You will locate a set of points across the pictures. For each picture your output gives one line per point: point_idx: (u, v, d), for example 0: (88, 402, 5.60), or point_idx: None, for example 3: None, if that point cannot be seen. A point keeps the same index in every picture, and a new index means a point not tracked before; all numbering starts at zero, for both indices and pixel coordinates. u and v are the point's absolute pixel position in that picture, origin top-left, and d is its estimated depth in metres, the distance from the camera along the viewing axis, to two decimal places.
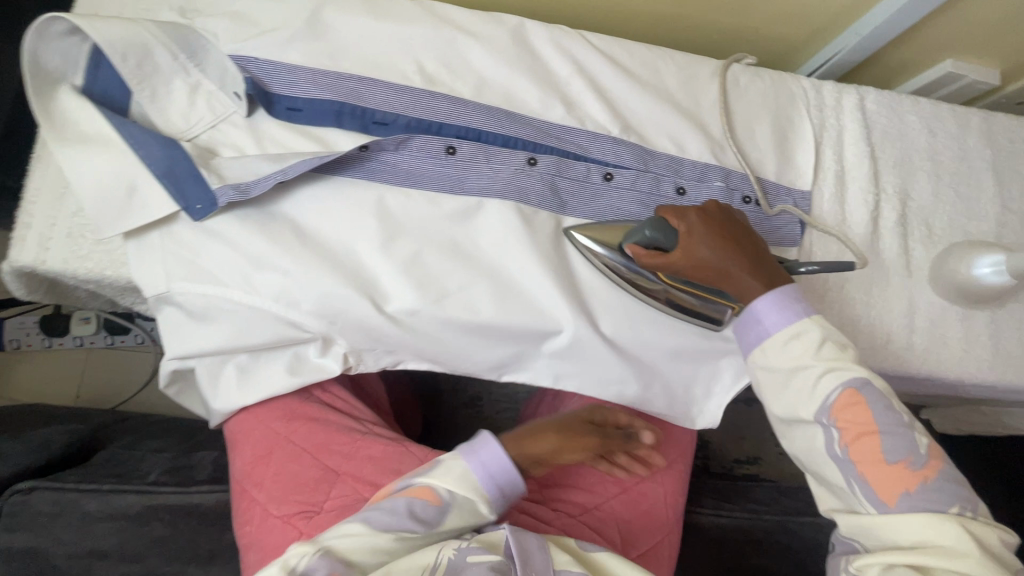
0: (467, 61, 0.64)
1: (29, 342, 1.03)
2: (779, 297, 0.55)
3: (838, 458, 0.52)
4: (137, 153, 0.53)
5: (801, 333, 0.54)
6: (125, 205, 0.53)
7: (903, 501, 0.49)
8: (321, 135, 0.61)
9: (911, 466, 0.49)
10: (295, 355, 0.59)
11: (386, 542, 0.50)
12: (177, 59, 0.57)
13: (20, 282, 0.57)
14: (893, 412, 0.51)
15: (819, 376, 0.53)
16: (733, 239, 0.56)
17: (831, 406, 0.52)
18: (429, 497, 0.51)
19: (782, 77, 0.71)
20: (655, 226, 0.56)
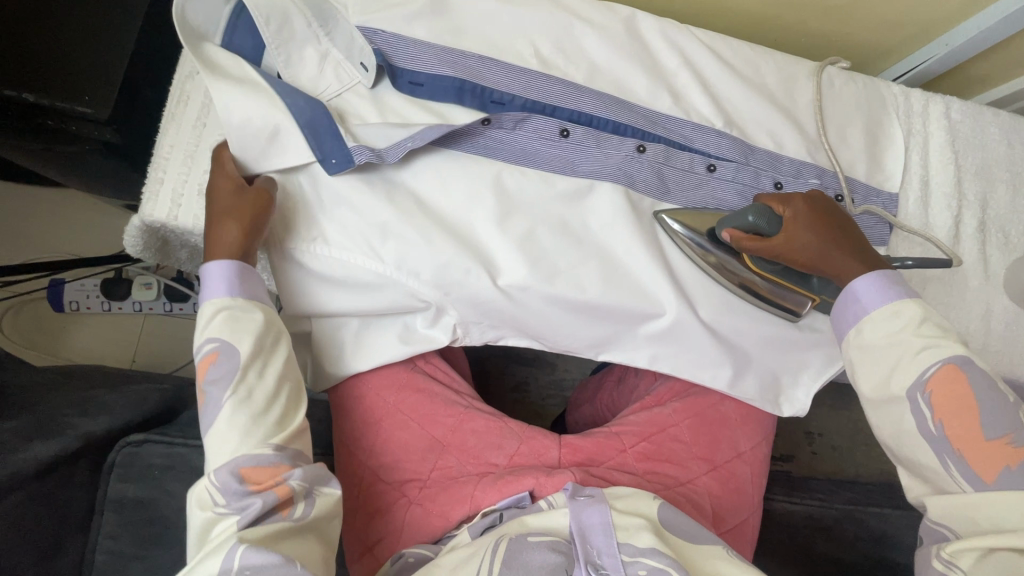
0: (581, 47, 0.66)
1: (88, 305, 1.03)
2: (873, 277, 0.55)
3: (932, 436, 0.50)
4: (284, 101, 0.54)
5: (901, 309, 0.54)
6: (268, 148, 0.55)
7: (1001, 478, 0.47)
8: (441, 110, 0.61)
9: (1013, 443, 0.48)
10: (405, 325, 0.62)
11: (259, 378, 0.50)
12: (310, 26, 0.58)
13: (142, 238, 0.59)
14: (995, 389, 0.49)
15: (918, 351, 0.51)
16: (833, 227, 0.58)
17: (927, 380, 0.51)
18: (230, 341, 0.50)
19: (873, 81, 0.73)
20: (759, 211, 0.57)
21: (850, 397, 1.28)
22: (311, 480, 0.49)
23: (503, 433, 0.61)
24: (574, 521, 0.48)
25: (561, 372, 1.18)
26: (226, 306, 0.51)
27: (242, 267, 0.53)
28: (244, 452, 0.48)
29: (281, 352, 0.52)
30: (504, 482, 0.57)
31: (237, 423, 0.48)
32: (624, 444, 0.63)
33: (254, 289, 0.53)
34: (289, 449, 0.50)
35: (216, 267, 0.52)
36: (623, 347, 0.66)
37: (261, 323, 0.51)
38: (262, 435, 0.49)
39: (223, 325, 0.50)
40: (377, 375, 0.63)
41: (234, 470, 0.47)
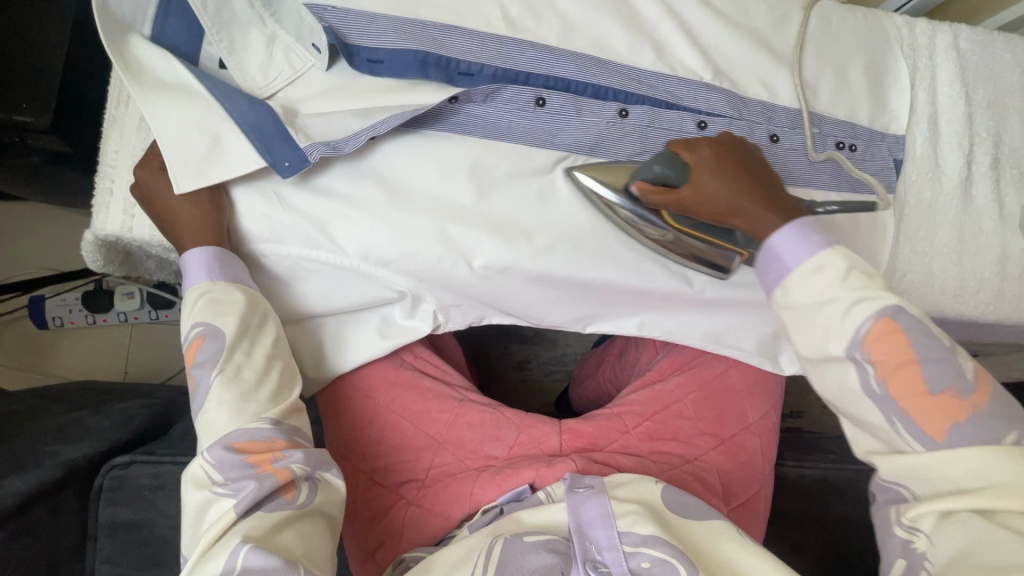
0: (551, 3, 0.60)
1: (71, 319, 1.00)
2: (789, 230, 0.47)
3: (876, 396, 0.44)
4: (223, 105, 0.49)
5: (827, 262, 0.45)
6: (205, 155, 0.49)
7: (950, 434, 0.42)
8: (406, 87, 0.57)
9: (958, 395, 0.42)
10: (383, 318, 0.58)
11: (249, 359, 0.45)
12: (254, 8, 0.53)
13: (99, 252, 0.55)
14: (935, 338, 0.43)
15: (849, 307, 0.44)
16: (746, 173, 0.51)
17: (863, 338, 0.44)
18: (213, 322, 0.45)
19: (874, 14, 0.67)
20: (665, 160, 0.52)
21: None
22: (315, 463, 0.44)
23: (501, 424, 0.59)
24: (571, 519, 0.46)
25: (563, 347, 1.16)
26: (207, 290, 0.47)
27: (220, 252, 0.48)
28: (236, 428, 0.42)
29: (269, 332, 0.48)
30: (503, 477, 0.54)
31: (227, 402, 0.43)
32: (626, 424, 0.61)
33: (237, 272, 0.49)
34: (286, 423, 0.44)
35: (192, 252, 0.47)
36: (615, 318, 0.63)
37: (243, 303, 0.47)
38: (258, 409, 0.44)
39: (204, 308, 0.46)
40: (365, 376, 0.60)
41: (225, 447, 0.41)
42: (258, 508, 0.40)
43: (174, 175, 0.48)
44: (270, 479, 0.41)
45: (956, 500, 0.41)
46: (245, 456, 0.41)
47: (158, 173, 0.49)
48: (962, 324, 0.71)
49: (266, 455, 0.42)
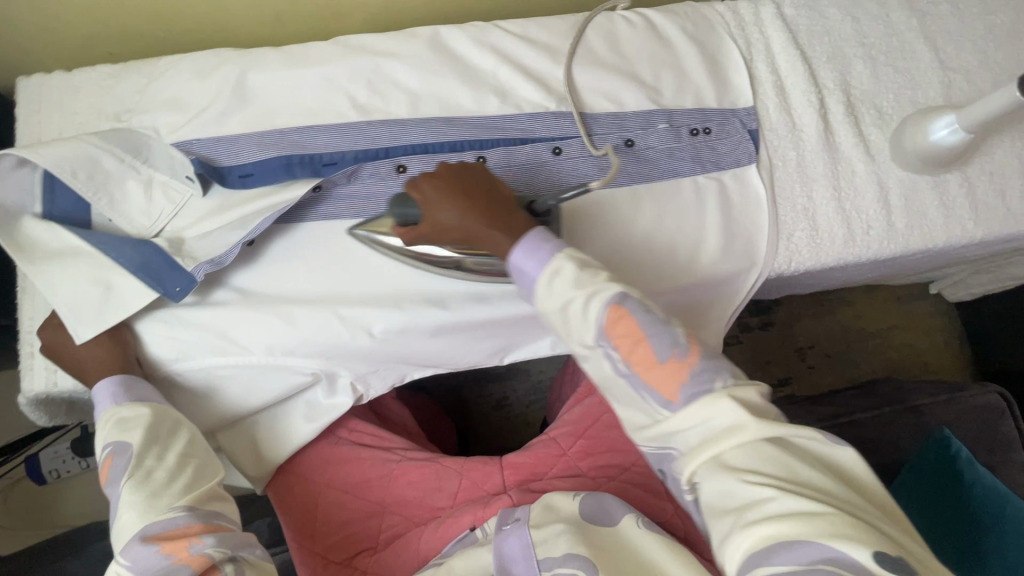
0: (393, 81, 0.65)
1: (68, 468, 1.05)
2: (525, 243, 0.51)
3: (624, 375, 0.47)
4: (109, 255, 0.55)
5: (560, 266, 0.50)
6: (102, 304, 0.54)
7: (682, 394, 0.45)
8: (278, 190, 0.61)
9: (678, 359, 0.45)
10: (307, 402, 0.62)
11: (159, 461, 0.50)
12: (124, 161, 0.59)
13: (40, 411, 0.60)
14: (655, 312, 0.47)
15: (584, 303, 0.48)
16: (480, 195, 0.53)
17: (603, 327, 0.47)
18: (122, 439, 0.50)
19: (695, 8, 0.73)
20: (399, 203, 0.54)
21: (827, 300, 1.26)
22: (234, 544, 0.48)
23: (442, 475, 0.61)
24: (495, 556, 0.50)
25: (537, 376, 1.18)
26: (114, 414, 0.52)
27: (125, 377, 0.54)
28: (149, 521, 0.47)
29: (183, 436, 0.53)
30: (446, 527, 0.57)
31: (136, 502, 0.48)
32: (563, 447, 0.63)
33: (144, 392, 0.54)
34: (202, 509, 0.49)
35: (100, 380, 0.53)
36: (525, 344, 0.66)
37: (151, 416, 0.52)
38: (169, 501, 0.48)
39: (113, 428, 0.51)
40: (308, 459, 0.64)
41: (141, 542, 0.46)
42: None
43: (72, 326, 0.54)
44: (187, 570, 0.44)
45: (710, 449, 0.42)
46: (160, 547, 0.45)
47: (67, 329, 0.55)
48: (868, 263, 0.73)
49: (181, 543, 0.46)
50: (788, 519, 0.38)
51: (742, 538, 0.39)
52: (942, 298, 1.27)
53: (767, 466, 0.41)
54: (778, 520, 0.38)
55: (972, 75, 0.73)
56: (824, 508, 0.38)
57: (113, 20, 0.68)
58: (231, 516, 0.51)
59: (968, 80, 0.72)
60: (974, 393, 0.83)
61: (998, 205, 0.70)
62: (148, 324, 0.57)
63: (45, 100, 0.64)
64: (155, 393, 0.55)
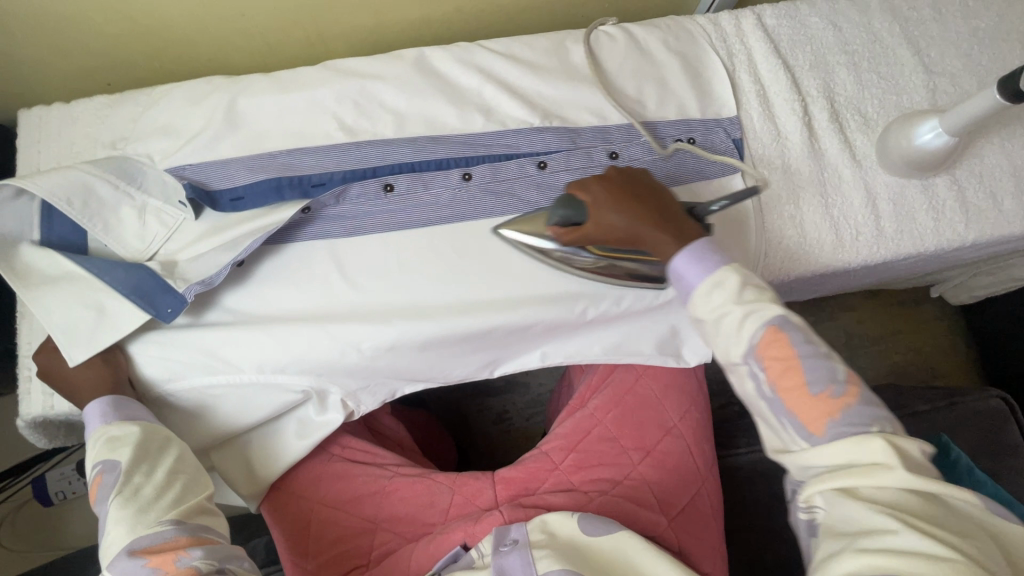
0: (379, 102, 0.67)
1: (74, 490, 1.05)
2: (691, 251, 0.51)
3: (767, 397, 0.47)
4: (102, 278, 0.56)
5: (725, 278, 0.49)
6: (96, 327, 0.56)
7: (830, 430, 0.45)
8: (268, 212, 0.63)
9: (833, 396, 0.46)
10: (299, 420, 0.62)
11: (147, 479, 0.51)
12: (118, 188, 0.61)
13: (39, 433, 0.61)
14: (814, 342, 0.47)
15: (740, 320, 0.48)
16: (639, 201, 0.54)
17: (756, 346, 0.47)
18: (111, 457, 0.51)
19: (676, 22, 0.74)
20: (564, 203, 0.55)
21: (828, 307, 1.25)
22: (222, 557, 0.48)
23: (434, 490, 0.61)
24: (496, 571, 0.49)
25: (536, 389, 1.17)
26: (103, 433, 0.52)
27: (115, 397, 0.55)
28: (136, 536, 0.47)
29: (172, 453, 0.53)
30: (436, 543, 0.57)
31: (123, 518, 0.48)
32: (555, 461, 0.63)
33: (135, 413, 0.55)
34: (189, 523, 0.49)
35: (90, 402, 0.54)
36: (516, 357, 0.67)
37: (141, 434, 0.53)
38: (156, 515, 0.49)
39: (102, 447, 0.52)
40: (300, 476, 0.64)
41: (129, 556, 0.46)
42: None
43: (66, 349, 0.55)
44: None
45: (843, 478, 0.43)
46: (148, 561, 0.46)
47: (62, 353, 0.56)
48: (860, 269, 0.72)
49: (169, 556, 0.46)
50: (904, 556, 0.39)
51: (851, 562, 0.41)
52: (945, 301, 1.25)
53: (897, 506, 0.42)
54: (895, 555, 0.39)
55: (958, 79, 0.73)
56: (954, 556, 0.39)
57: (110, 52, 0.71)
58: (220, 531, 0.51)
59: (953, 83, 0.72)
60: (976, 398, 0.83)
61: (989, 207, 0.70)
62: (140, 346, 0.58)
63: (45, 130, 0.67)
64: (146, 413, 0.56)
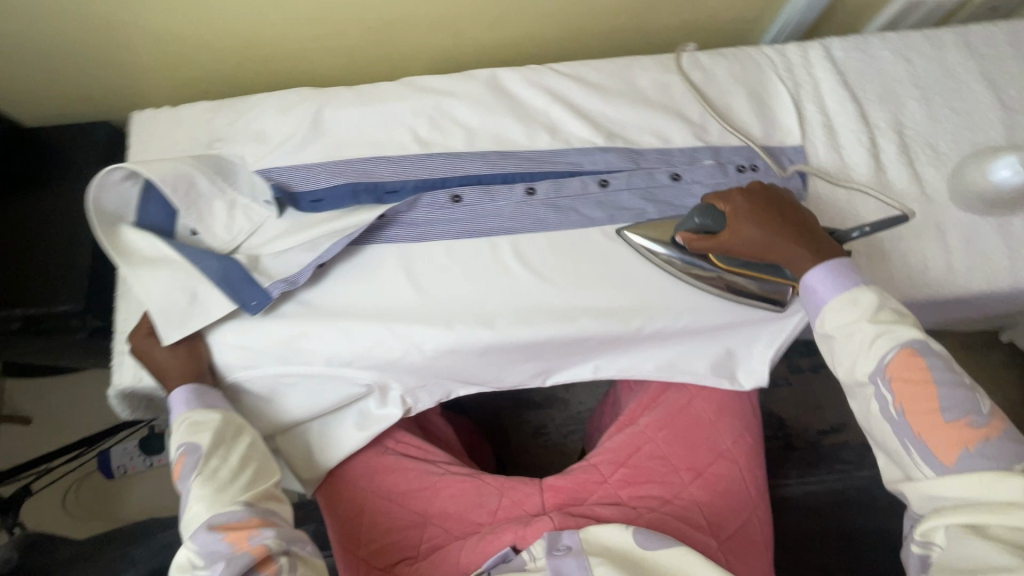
0: (453, 117, 0.71)
1: (134, 465, 1.13)
2: (828, 269, 0.57)
3: (895, 420, 0.53)
4: (197, 267, 0.61)
5: (857, 297, 0.56)
6: (188, 309, 0.60)
7: (960, 460, 0.50)
8: (344, 214, 0.67)
9: (970, 425, 0.50)
10: (360, 412, 0.66)
11: (224, 462, 0.55)
12: (215, 183, 0.65)
13: (125, 403, 0.66)
14: (954, 372, 0.52)
15: (872, 338, 0.54)
16: (781, 217, 0.59)
17: (888, 366, 0.53)
18: (193, 440, 0.55)
19: (743, 51, 0.75)
20: (703, 211, 0.59)
21: None
22: (288, 539, 0.52)
23: (483, 491, 0.63)
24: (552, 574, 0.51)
25: (576, 406, 1.18)
26: (186, 418, 0.57)
27: (195, 386, 0.58)
28: (214, 512, 0.52)
29: (244, 441, 0.58)
30: (487, 542, 0.59)
31: (203, 496, 0.53)
32: (603, 473, 0.63)
33: (214, 401, 0.59)
34: (258, 506, 0.53)
35: (177, 388, 0.58)
36: (567, 367, 0.68)
37: (220, 421, 0.57)
38: (233, 495, 0.53)
39: (186, 431, 0.56)
40: (356, 467, 0.67)
41: (207, 530, 0.50)
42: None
43: (160, 329, 0.59)
44: (246, 556, 0.49)
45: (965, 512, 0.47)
46: (224, 537, 0.50)
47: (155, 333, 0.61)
48: (928, 305, 0.70)
49: (242, 534, 0.50)
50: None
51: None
52: (1016, 348, 1.19)
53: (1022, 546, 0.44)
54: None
55: None
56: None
57: (213, 64, 0.78)
58: (283, 514, 0.55)
59: None
60: None
61: None
62: (221, 332, 0.62)
63: (151, 129, 0.74)
64: (223, 400, 0.60)
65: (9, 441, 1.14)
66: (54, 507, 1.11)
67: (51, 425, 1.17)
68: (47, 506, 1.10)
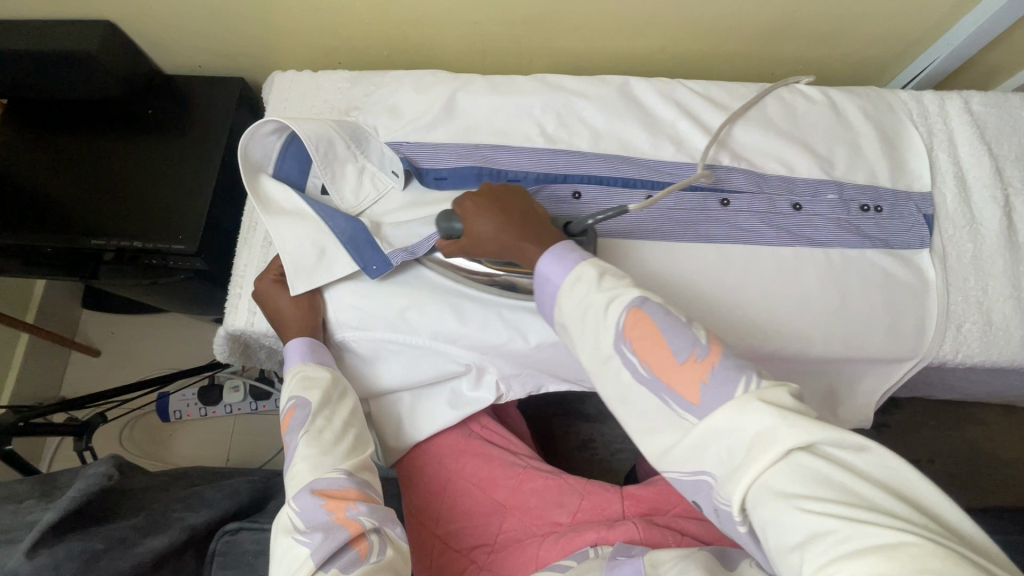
0: (580, 117, 0.72)
1: (189, 412, 1.15)
2: (553, 251, 0.52)
3: (646, 380, 0.46)
4: (326, 223, 0.63)
5: (582, 272, 0.50)
6: (314, 265, 0.62)
7: (705, 397, 0.44)
8: (466, 196, 0.69)
9: (697, 359, 0.45)
10: (452, 391, 0.66)
11: (329, 423, 0.56)
12: (350, 148, 0.68)
13: (227, 345, 0.69)
14: (674, 314, 0.47)
15: (605, 308, 0.48)
16: (512, 201, 0.56)
17: (624, 330, 0.47)
18: (303, 395, 0.56)
19: (878, 92, 0.75)
20: (445, 216, 0.56)
21: (957, 413, 1.16)
22: (382, 518, 0.52)
23: (564, 491, 0.63)
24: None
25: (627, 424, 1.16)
26: (301, 370, 0.58)
27: (311, 340, 0.61)
28: (318, 475, 0.52)
29: (348, 404, 0.58)
30: (567, 541, 0.58)
31: (308, 456, 0.53)
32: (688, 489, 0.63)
33: (325, 357, 0.61)
34: (359, 476, 0.53)
35: (295, 338, 0.60)
36: None
37: (330, 378, 0.58)
38: (335, 460, 0.53)
39: (298, 383, 0.57)
40: (439, 445, 0.67)
41: (310, 493, 0.51)
42: (334, 559, 0.48)
43: (290, 278, 0.62)
44: (343, 530, 0.49)
45: (753, 465, 0.40)
46: (324, 503, 0.50)
47: (277, 287, 0.63)
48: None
49: (342, 505, 0.50)
50: (866, 554, 0.35)
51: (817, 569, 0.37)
52: None
53: (828, 491, 0.38)
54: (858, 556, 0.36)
55: None
56: (907, 538, 0.35)
57: (353, 37, 0.81)
58: (377, 488, 0.55)
59: None
60: None
61: None
62: (339, 291, 0.64)
63: (291, 92, 0.77)
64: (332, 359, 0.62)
65: (80, 367, 1.19)
66: (114, 442, 1.16)
67: (118, 360, 1.20)
68: (108, 439, 1.15)
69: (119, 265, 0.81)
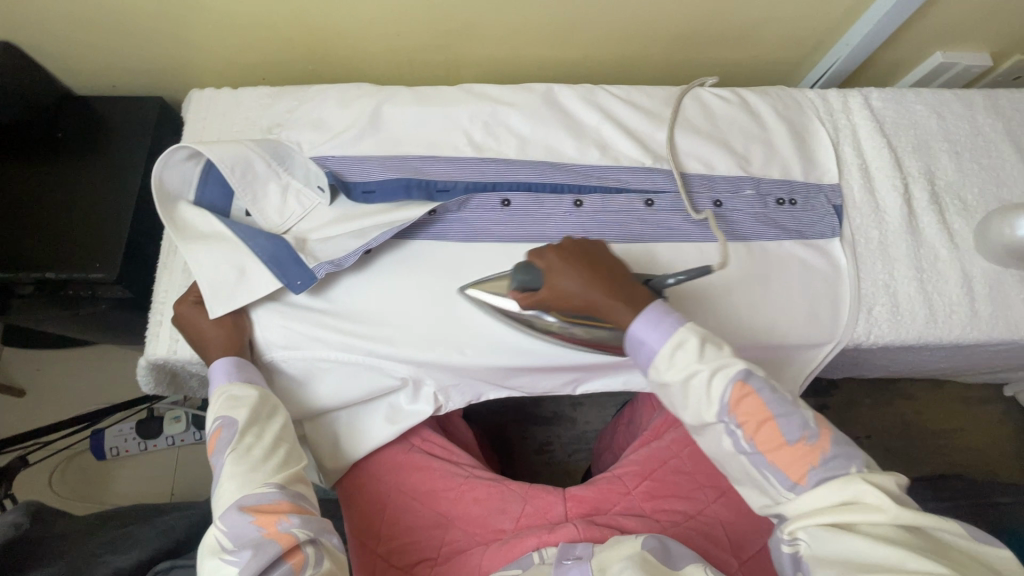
0: (507, 125, 0.73)
1: (127, 447, 1.10)
2: (646, 316, 0.53)
3: (749, 454, 0.51)
4: (247, 244, 0.61)
5: (682, 340, 0.51)
6: (236, 286, 0.61)
7: (809, 475, 0.49)
8: (396, 209, 0.67)
9: (807, 441, 0.49)
10: (390, 405, 0.66)
11: (258, 440, 0.54)
12: (271, 166, 0.66)
13: (151, 374, 0.66)
14: (779, 391, 0.51)
15: (708, 378, 0.51)
16: (596, 269, 0.56)
17: (728, 405, 0.50)
18: (230, 415, 0.54)
19: (787, 91, 0.79)
20: (521, 270, 0.57)
21: (891, 390, 1.22)
22: (317, 529, 0.51)
23: (506, 497, 0.63)
24: None
25: (582, 425, 1.17)
26: (225, 391, 0.56)
27: (237, 360, 0.58)
28: (246, 493, 0.50)
29: (278, 421, 0.56)
30: (510, 547, 0.58)
31: (235, 476, 0.51)
32: (627, 486, 0.64)
33: (253, 376, 0.59)
34: (291, 489, 0.52)
35: (219, 360, 0.58)
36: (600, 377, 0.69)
37: (256, 398, 0.56)
38: (264, 476, 0.52)
39: (223, 405, 0.55)
40: (379, 461, 0.67)
41: (237, 511, 0.49)
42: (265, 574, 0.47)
43: (208, 301, 0.60)
44: (273, 545, 0.48)
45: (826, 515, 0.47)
46: (253, 518, 0.49)
47: (200, 310, 0.61)
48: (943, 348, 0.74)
49: (272, 520, 0.49)
50: None
51: None
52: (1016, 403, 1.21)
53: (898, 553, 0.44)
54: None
55: None
56: None
57: (274, 52, 0.80)
58: (313, 500, 0.54)
59: None
60: None
61: None
62: (263, 312, 0.63)
63: (210, 110, 0.75)
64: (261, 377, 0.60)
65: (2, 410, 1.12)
66: (43, 486, 1.08)
67: (44, 398, 1.13)
68: (36, 484, 1.08)
69: (31, 297, 0.76)
